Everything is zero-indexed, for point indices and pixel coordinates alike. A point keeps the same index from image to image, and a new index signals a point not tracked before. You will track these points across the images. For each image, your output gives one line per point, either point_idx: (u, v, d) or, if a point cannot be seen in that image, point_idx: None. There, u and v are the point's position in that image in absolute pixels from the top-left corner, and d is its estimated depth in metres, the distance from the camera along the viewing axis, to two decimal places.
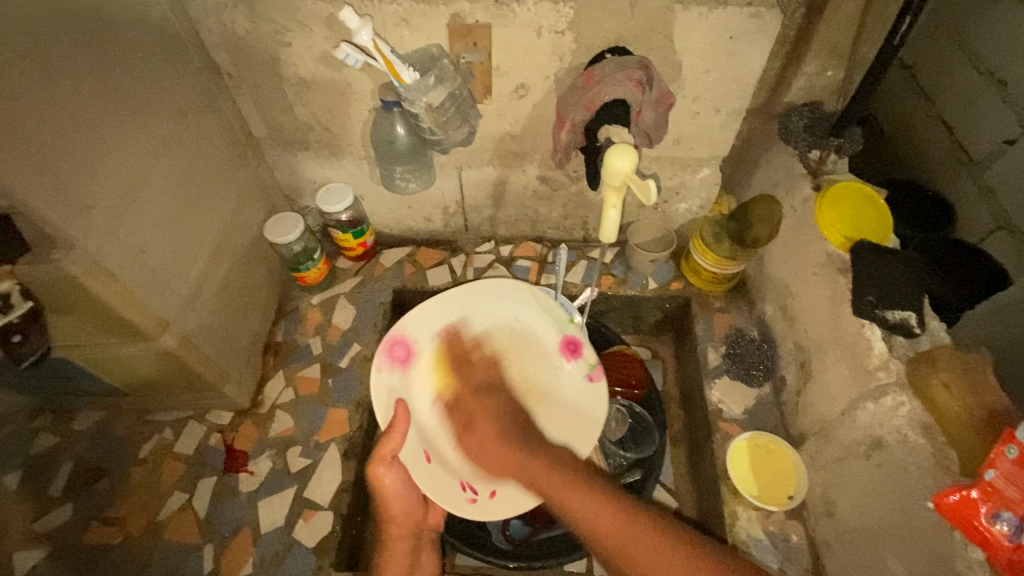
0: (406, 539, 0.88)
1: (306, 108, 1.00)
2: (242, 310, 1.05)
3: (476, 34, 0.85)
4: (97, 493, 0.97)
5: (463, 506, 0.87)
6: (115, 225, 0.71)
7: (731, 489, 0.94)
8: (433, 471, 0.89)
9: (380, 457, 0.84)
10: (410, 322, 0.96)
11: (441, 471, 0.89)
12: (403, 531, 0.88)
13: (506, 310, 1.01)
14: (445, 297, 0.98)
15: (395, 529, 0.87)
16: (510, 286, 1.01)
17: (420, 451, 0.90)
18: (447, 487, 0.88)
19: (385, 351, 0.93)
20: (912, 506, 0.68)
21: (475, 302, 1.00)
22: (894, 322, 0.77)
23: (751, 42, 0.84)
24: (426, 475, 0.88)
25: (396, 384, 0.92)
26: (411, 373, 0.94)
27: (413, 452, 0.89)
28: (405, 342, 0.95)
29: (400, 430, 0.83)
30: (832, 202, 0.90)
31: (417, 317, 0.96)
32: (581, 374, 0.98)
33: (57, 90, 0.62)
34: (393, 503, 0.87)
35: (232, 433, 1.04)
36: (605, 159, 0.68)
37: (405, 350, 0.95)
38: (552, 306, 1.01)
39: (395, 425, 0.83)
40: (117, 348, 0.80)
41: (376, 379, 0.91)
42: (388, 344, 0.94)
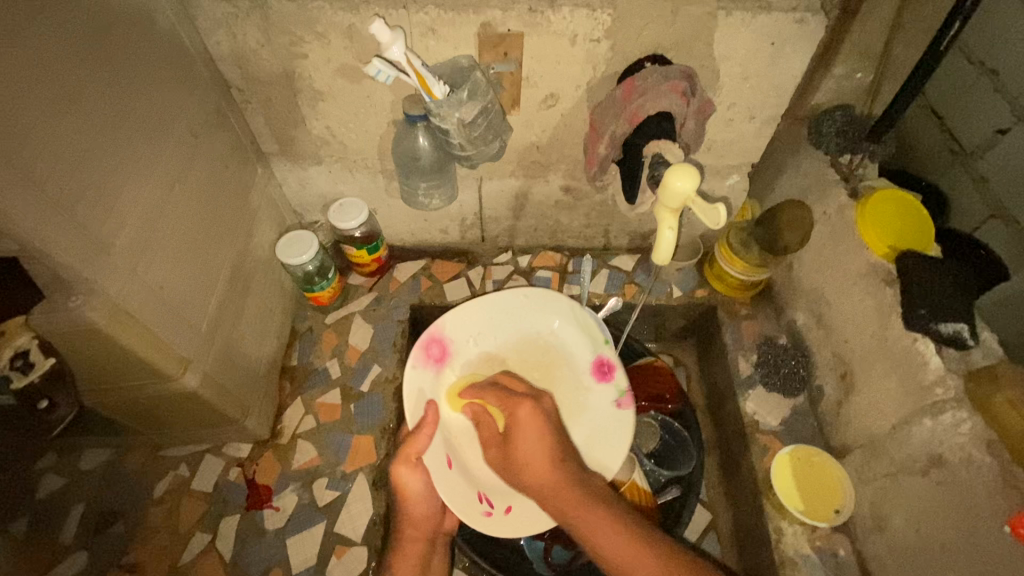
0: (423, 542, 0.83)
1: (321, 122, 0.95)
2: (258, 337, 0.99)
3: (508, 44, 0.80)
4: (112, 537, 0.92)
5: (478, 518, 0.85)
6: (133, 263, 0.65)
7: (775, 504, 0.93)
8: (454, 478, 0.87)
9: (404, 456, 0.80)
10: (448, 322, 0.97)
11: (461, 480, 0.88)
12: (419, 534, 0.84)
13: (541, 320, 1.01)
14: (487, 301, 0.98)
15: (411, 531, 0.83)
16: (548, 297, 1.00)
17: (443, 458, 0.88)
18: (465, 497, 0.86)
19: (423, 347, 0.94)
20: (980, 528, 0.67)
21: (513, 308, 1.00)
22: (948, 335, 0.76)
23: (793, 48, 0.81)
24: (445, 480, 0.86)
25: (428, 382, 0.93)
26: (443, 373, 0.95)
27: (435, 458, 0.87)
28: (441, 342, 0.96)
29: (429, 431, 0.80)
30: (874, 208, 0.88)
31: (455, 317, 0.97)
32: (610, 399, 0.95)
33: (70, 124, 0.56)
34: (414, 503, 0.82)
35: (253, 466, 0.99)
36: (663, 178, 0.64)
37: (441, 349, 0.96)
38: (591, 324, 1.00)
39: (423, 426, 0.80)
40: (136, 391, 0.75)
41: (411, 372, 0.91)
42: (426, 341, 0.94)
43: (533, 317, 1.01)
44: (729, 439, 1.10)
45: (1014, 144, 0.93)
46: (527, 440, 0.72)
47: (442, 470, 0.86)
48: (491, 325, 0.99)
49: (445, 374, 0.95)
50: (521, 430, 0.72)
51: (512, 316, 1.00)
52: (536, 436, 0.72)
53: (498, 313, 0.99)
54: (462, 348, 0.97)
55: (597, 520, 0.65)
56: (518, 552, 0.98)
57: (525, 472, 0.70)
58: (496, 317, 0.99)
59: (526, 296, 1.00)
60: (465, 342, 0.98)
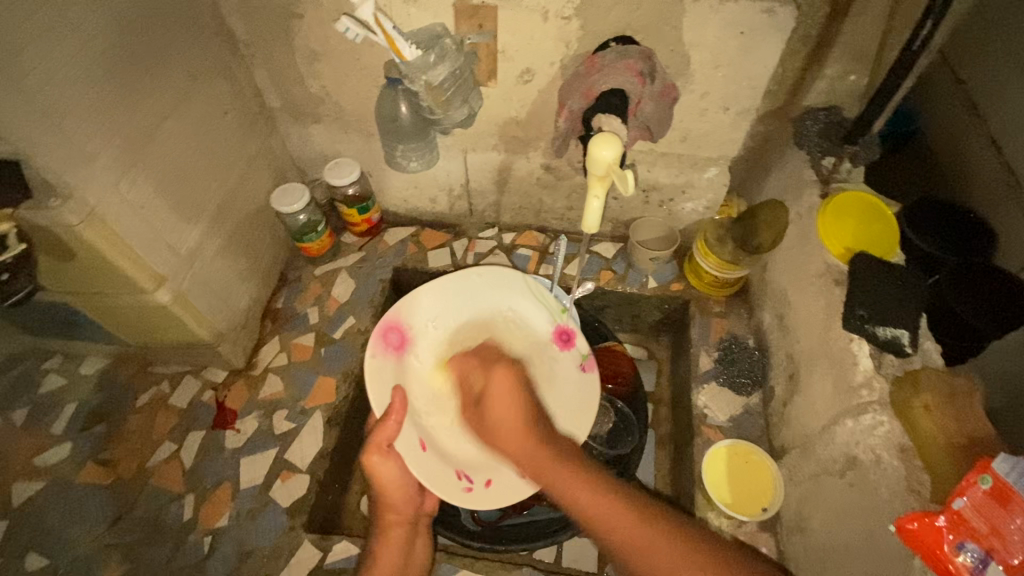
0: (404, 526, 0.87)
1: (317, 81, 1.02)
2: (243, 274, 1.08)
3: (483, 15, 0.85)
4: (96, 434, 1.03)
5: (457, 494, 0.89)
6: (115, 178, 0.73)
7: (705, 495, 0.92)
8: (428, 459, 0.90)
9: (375, 445, 0.85)
10: (404, 307, 0.97)
11: (436, 461, 0.90)
12: (402, 517, 0.88)
13: (497, 297, 1.01)
14: (441, 284, 0.99)
15: (393, 517, 0.87)
16: (501, 274, 1.01)
17: (416, 442, 0.90)
18: (443, 476, 0.89)
19: (379, 337, 0.94)
20: (880, 529, 0.66)
21: (472, 288, 1.00)
22: (885, 339, 0.74)
23: (764, 38, 0.82)
24: (422, 462, 0.89)
25: (392, 370, 0.94)
26: (404, 359, 0.96)
27: (408, 441, 0.90)
28: (398, 329, 0.96)
29: (395, 420, 0.86)
30: (837, 209, 0.88)
31: (411, 303, 0.97)
32: (576, 364, 0.99)
33: (67, 47, 0.65)
34: (391, 492, 0.87)
35: (224, 391, 1.08)
36: (591, 147, 0.67)
37: (398, 336, 0.96)
38: (545, 295, 1.01)
39: (391, 414, 0.86)
40: (117, 299, 0.85)
41: (372, 362, 0.92)
42: (383, 329, 0.95)
43: (489, 296, 1.01)
44: (681, 432, 1.10)
45: None
46: (501, 400, 0.82)
47: (414, 452, 0.89)
48: (448, 310, 1.00)
49: (406, 358, 0.96)
50: (496, 388, 0.83)
51: (469, 297, 1.00)
52: (506, 404, 0.81)
53: (455, 296, 1.00)
54: (421, 333, 0.98)
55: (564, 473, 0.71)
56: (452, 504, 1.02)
57: (503, 438, 0.79)
58: (451, 302, 1.00)
59: (481, 273, 1.00)
60: (423, 326, 0.98)
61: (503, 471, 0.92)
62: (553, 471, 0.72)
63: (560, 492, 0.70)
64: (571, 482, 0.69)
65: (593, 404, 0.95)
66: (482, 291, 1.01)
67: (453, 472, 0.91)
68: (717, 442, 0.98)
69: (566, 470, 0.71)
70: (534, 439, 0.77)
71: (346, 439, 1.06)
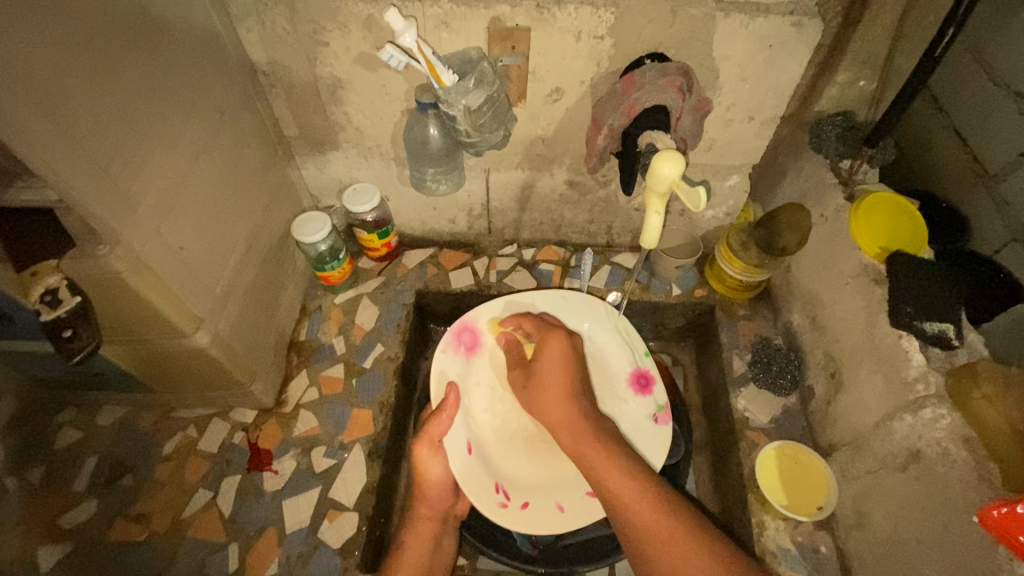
0: (433, 521, 0.88)
1: (339, 108, 1.00)
2: (269, 309, 1.05)
3: (516, 38, 0.85)
4: (122, 488, 0.97)
5: (494, 509, 0.88)
6: (156, 222, 0.71)
7: (759, 498, 0.93)
8: (473, 463, 0.90)
9: (425, 439, 0.86)
10: (484, 313, 0.97)
11: (480, 468, 0.90)
12: (431, 513, 0.88)
13: (581, 326, 1.01)
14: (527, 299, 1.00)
15: (423, 511, 0.87)
16: (587, 303, 1.02)
17: (465, 445, 0.91)
18: (482, 486, 0.89)
19: (454, 334, 0.95)
20: (952, 520, 0.68)
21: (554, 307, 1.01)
22: (931, 334, 0.77)
23: (791, 51, 0.85)
24: (465, 466, 0.89)
25: (459, 369, 0.95)
26: (473, 361, 0.96)
27: (456, 442, 0.90)
28: (473, 330, 0.97)
29: (448, 414, 0.86)
30: (866, 211, 0.91)
31: (492, 308, 0.98)
32: (647, 414, 0.96)
33: (109, 92, 0.63)
34: (427, 488, 0.88)
35: (256, 431, 1.03)
36: (651, 164, 0.69)
37: (472, 338, 0.97)
38: (631, 336, 1.00)
39: (445, 409, 0.86)
40: (156, 344, 0.82)
41: (441, 356, 0.94)
42: (459, 328, 0.96)
43: (573, 325, 1.01)
44: (720, 437, 1.11)
45: None
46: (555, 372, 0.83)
47: (461, 456, 0.89)
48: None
49: (474, 363, 0.96)
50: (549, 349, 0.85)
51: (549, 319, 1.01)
52: (557, 378, 0.82)
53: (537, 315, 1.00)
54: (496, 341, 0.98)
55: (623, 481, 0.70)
56: (505, 532, 1.00)
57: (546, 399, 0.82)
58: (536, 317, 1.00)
59: (567, 297, 1.02)
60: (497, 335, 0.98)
61: (543, 496, 0.91)
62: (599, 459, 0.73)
63: (598, 475, 0.72)
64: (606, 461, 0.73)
65: (658, 455, 0.92)
66: (569, 315, 1.02)
67: (492, 484, 0.90)
68: (763, 445, 0.99)
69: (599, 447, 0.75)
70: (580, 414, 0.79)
71: (388, 472, 1.03)
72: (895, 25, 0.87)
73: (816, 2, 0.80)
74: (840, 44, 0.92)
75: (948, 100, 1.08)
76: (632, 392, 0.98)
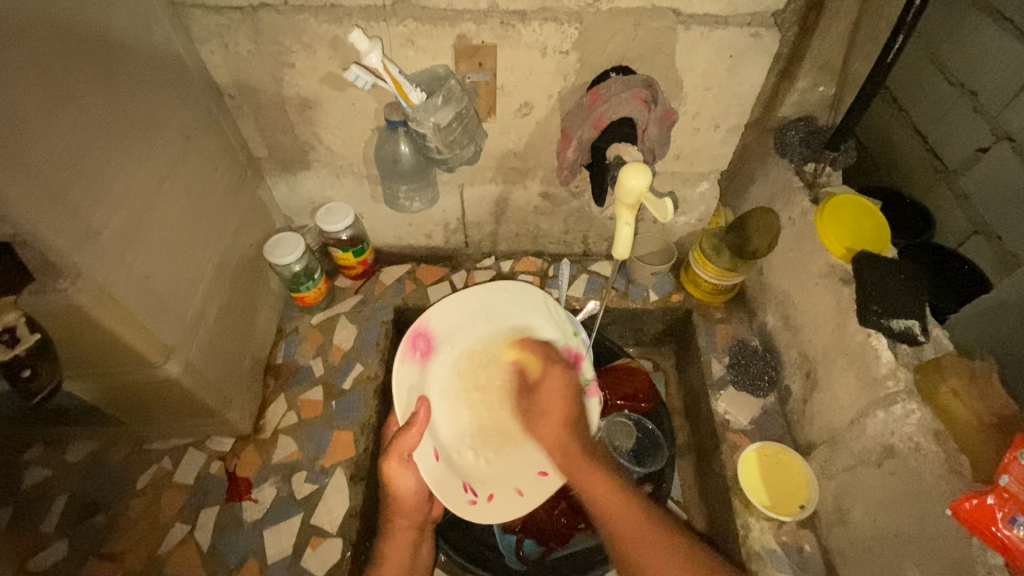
0: (411, 530, 0.86)
1: (309, 128, 1.00)
2: (243, 333, 1.03)
3: (482, 54, 0.86)
4: (95, 526, 0.94)
5: (466, 509, 0.84)
6: (120, 252, 0.70)
7: (742, 500, 0.94)
8: (440, 469, 0.85)
9: (397, 453, 0.79)
10: (437, 315, 0.91)
11: (449, 472, 0.86)
12: (408, 522, 0.87)
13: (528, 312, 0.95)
14: (467, 295, 0.93)
15: (401, 521, 0.86)
16: (536, 292, 0.95)
17: (431, 450, 0.86)
18: (451, 487, 0.85)
19: (409, 342, 0.88)
20: (927, 512, 0.70)
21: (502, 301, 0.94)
22: (898, 330, 0.79)
23: (751, 60, 0.87)
24: (434, 473, 0.84)
25: (416, 378, 0.88)
26: (428, 366, 0.90)
27: (424, 450, 0.85)
28: (428, 335, 0.90)
29: (419, 429, 0.80)
30: (832, 212, 0.93)
31: (444, 310, 0.92)
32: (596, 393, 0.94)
33: (65, 122, 0.61)
34: (401, 499, 0.84)
35: (234, 459, 1.01)
36: (619, 176, 0.71)
37: (427, 343, 0.90)
38: (573, 317, 0.96)
39: (415, 425, 0.80)
40: (124, 376, 0.80)
41: (399, 369, 0.86)
42: (413, 335, 0.89)
43: (514, 311, 0.95)
44: (702, 440, 1.12)
45: (994, 162, 1.04)
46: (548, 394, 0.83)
47: (428, 464, 0.84)
48: (473, 321, 0.94)
49: (429, 368, 0.91)
50: (549, 383, 0.84)
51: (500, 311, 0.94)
52: (554, 399, 0.82)
53: (477, 308, 0.94)
54: (446, 341, 0.92)
55: (606, 492, 0.72)
56: (492, 548, 0.99)
57: (543, 429, 0.82)
58: (479, 312, 0.94)
59: (516, 288, 0.94)
60: (451, 335, 0.93)
61: (507, 485, 0.89)
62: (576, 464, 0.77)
63: (581, 484, 0.75)
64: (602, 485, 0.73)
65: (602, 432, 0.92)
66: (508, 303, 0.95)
67: (461, 482, 0.86)
68: (744, 446, 1.00)
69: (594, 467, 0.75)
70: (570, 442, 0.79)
71: (372, 494, 1.02)
72: (849, 34, 0.91)
73: (772, 14, 0.83)
74: (798, 52, 0.94)
75: (907, 102, 1.23)
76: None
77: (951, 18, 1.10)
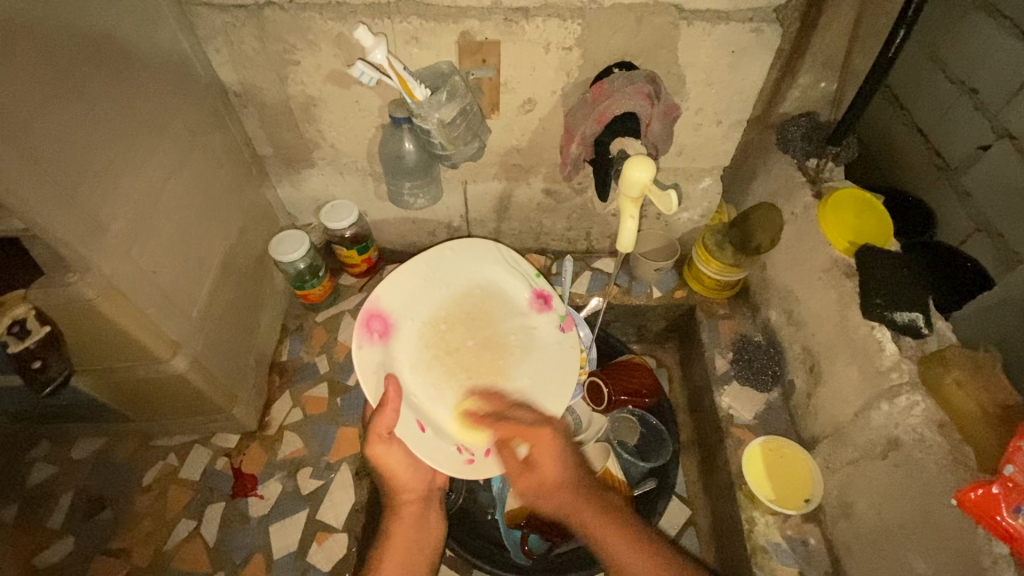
0: (417, 502, 0.84)
1: (313, 126, 1.00)
2: (248, 330, 1.04)
3: (486, 51, 0.86)
4: (101, 522, 0.95)
5: (462, 468, 0.78)
6: (128, 247, 0.70)
7: (747, 494, 0.94)
8: (429, 441, 0.77)
9: (375, 436, 0.73)
10: (385, 290, 0.81)
11: (438, 440, 0.78)
12: (413, 495, 0.84)
13: (473, 268, 0.89)
14: (414, 264, 0.83)
15: (405, 497, 0.83)
16: (475, 245, 0.89)
17: (414, 423, 0.77)
18: (444, 452, 0.77)
19: (361, 324, 0.77)
20: (932, 504, 0.70)
21: (446, 262, 0.87)
22: (902, 323, 0.79)
23: (753, 56, 0.88)
24: (427, 445, 0.76)
25: (381, 359, 0.77)
26: (392, 347, 0.80)
27: (407, 424, 0.76)
28: (382, 316, 0.79)
29: (394, 405, 0.72)
30: (834, 207, 0.94)
31: (392, 285, 0.81)
32: (554, 326, 0.91)
33: (73, 115, 0.62)
34: (397, 476, 0.81)
35: (240, 456, 1.01)
36: (623, 170, 0.71)
37: (384, 323, 0.79)
38: (519, 260, 0.92)
39: (387, 402, 0.72)
40: (130, 372, 0.80)
41: (359, 356, 0.74)
42: (364, 317, 0.77)
43: (465, 270, 0.89)
44: (706, 436, 1.12)
45: (996, 159, 1.04)
46: (544, 461, 0.72)
47: (415, 436, 0.76)
48: (426, 289, 0.85)
49: (394, 348, 0.80)
50: (542, 450, 0.72)
51: (445, 274, 0.87)
52: (554, 465, 0.71)
53: (426, 277, 0.85)
54: (404, 316, 0.82)
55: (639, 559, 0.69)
56: (498, 544, 1.01)
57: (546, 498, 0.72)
58: (430, 278, 0.85)
59: (455, 246, 0.87)
60: (407, 309, 0.83)
61: None
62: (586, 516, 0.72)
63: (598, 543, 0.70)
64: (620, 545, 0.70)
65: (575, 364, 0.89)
66: (458, 264, 0.88)
67: (452, 446, 0.79)
68: (748, 441, 1.00)
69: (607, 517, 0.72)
70: (585, 497, 0.72)
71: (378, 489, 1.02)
72: (849, 30, 0.91)
73: (774, 9, 0.83)
74: (799, 48, 0.95)
75: (908, 100, 1.23)
76: (536, 311, 0.91)
77: (951, 15, 1.11)
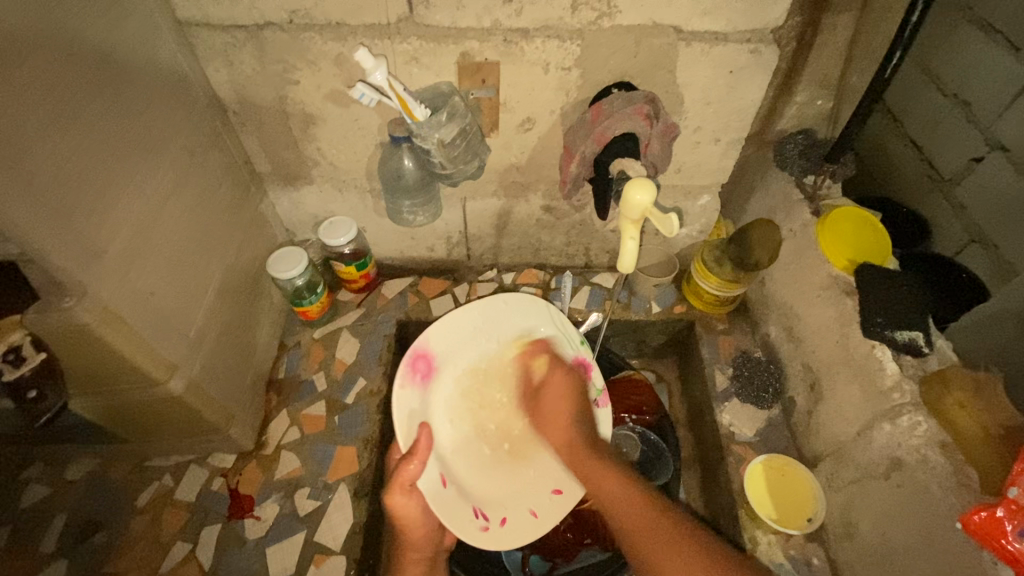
0: (422, 562, 0.82)
1: (313, 144, 1.00)
2: (245, 348, 1.03)
3: (485, 71, 0.87)
4: (94, 547, 0.93)
5: (475, 535, 0.79)
6: (125, 269, 0.70)
7: (749, 513, 0.93)
8: (449, 496, 0.80)
9: (397, 485, 0.74)
10: (434, 335, 0.85)
11: (458, 498, 0.81)
12: (419, 554, 0.82)
13: (522, 327, 0.91)
14: (466, 314, 0.87)
15: (413, 555, 0.81)
16: (528, 305, 0.90)
17: (437, 477, 0.81)
18: (462, 515, 0.79)
19: (408, 365, 0.82)
20: (935, 525, 0.69)
21: (495, 315, 0.89)
22: (903, 342, 0.80)
23: (751, 75, 0.89)
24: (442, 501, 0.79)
25: (416, 405, 0.82)
26: (429, 390, 0.85)
27: (430, 478, 0.79)
28: (428, 357, 0.84)
29: (421, 458, 0.75)
30: (833, 224, 0.95)
31: (441, 329, 0.86)
32: (587, 401, 0.91)
33: (71, 137, 0.62)
34: (411, 533, 0.79)
35: (236, 476, 1.00)
36: (624, 192, 0.71)
37: (427, 365, 0.85)
38: (567, 327, 0.92)
39: (417, 453, 0.75)
40: (126, 395, 0.79)
41: (399, 396, 0.80)
42: (411, 358, 0.82)
43: (514, 326, 0.91)
44: (707, 453, 1.11)
45: (987, 172, 1.05)
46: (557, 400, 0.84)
47: (436, 490, 0.79)
48: (473, 340, 0.89)
49: (431, 391, 0.85)
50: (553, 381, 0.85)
51: (494, 326, 0.89)
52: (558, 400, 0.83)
53: (476, 326, 0.89)
54: (446, 363, 0.87)
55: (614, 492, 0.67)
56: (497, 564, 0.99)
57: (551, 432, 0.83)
58: (479, 330, 0.89)
59: (509, 302, 0.89)
60: (451, 355, 0.88)
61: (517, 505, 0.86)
62: (602, 473, 0.71)
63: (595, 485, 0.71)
64: (610, 487, 0.69)
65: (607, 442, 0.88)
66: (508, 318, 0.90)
67: (470, 509, 0.81)
68: (750, 459, 1.00)
69: (600, 462, 0.73)
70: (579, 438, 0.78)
71: (375, 510, 1.01)
72: (845, 48, 0.92)
73: (771, 31, 0.84)
74: (796, 68, 0.95)
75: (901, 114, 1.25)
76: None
77: (942, 31, 1.13)
